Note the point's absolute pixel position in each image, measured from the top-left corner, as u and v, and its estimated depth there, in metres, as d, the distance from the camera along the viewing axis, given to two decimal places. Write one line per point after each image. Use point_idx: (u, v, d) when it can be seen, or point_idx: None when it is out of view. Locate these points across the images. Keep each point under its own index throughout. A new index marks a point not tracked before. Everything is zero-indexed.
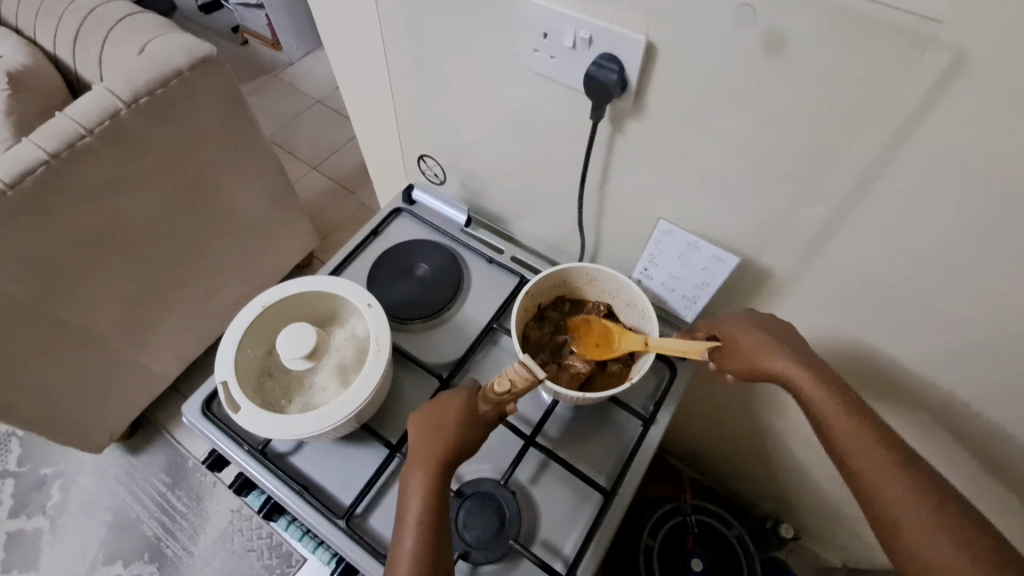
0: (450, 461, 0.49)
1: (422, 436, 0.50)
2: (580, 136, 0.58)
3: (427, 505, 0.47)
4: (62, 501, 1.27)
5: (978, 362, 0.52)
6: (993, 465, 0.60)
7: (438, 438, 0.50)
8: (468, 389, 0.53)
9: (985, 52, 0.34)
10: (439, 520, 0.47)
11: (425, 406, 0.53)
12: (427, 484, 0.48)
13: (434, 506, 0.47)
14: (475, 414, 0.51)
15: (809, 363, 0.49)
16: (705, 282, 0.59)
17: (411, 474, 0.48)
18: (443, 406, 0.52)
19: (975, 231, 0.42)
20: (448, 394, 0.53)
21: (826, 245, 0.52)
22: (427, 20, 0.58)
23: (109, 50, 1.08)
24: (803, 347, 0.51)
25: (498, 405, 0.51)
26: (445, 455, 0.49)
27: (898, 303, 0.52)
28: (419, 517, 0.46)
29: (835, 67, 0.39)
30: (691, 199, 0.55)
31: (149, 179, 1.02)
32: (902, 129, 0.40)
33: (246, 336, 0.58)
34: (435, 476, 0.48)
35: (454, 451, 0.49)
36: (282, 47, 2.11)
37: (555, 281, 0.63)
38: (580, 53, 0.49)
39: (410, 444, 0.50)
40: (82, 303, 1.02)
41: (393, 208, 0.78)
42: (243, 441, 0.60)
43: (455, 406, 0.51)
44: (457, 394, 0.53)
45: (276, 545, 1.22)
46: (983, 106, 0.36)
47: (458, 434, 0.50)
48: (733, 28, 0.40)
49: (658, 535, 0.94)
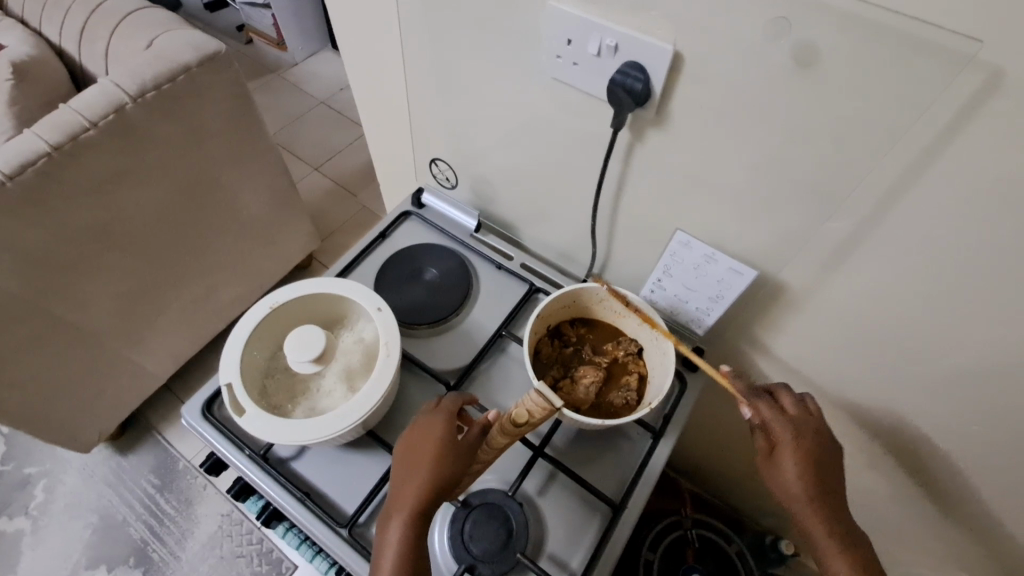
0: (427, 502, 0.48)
1: (406, 471, 0.50)
2: (596, 146, 0.58)
3: (401, 557, 0.46)
4: (47, 501, 1.24)
5: (993, 382, 0.51)
6: (1005, 486, 0.59)
7: (416, 480, 0.49)
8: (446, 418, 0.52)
9: (1021, 72, 0.34)
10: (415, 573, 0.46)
11: (409, 435, 0.52)
12: (405, 531, 0.47)
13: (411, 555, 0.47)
14: (454, 440, 0.51)
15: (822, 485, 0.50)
16: (720, 295, 0.59)
17: (389, 523, 0.48)
18: (420, 443, 0.51)
19: (999, 251, 0.42)
20: (427, 422, 0.52)
21: (845, 260, 0.51)
22: (447, 23, 0.58)
23: (116, 44, 1.07)
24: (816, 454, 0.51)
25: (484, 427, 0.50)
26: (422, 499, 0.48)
27: (914, 323, 0.52)
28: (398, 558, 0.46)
29: (865, 83, 0.39)
30: (708, 212, 0.55)
31: (150, 175, 1.01)
32: (930, 146, 0.40)
33: (252, 337, 0.57)
34: (414, 519, 0.48)
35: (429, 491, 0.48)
36: (286, 47, 2.10)
37: (564, 302, 0.62)
38: (605, 62, 0.49)
39: (395, 478, 0.50)
40: (77, 298, 1.00)
41: (402, 211, 0.77)
42: (245, 446, 0.59)
43: (433, 440, 0.51)
44: (436, 427, 0.51)
45: (266, 551, 1.19)
46: (1015, 127, 0.36)
47: (439, 471, 0.49)
48: (767, 41, 0.40)
49: (658, 549, 0.92)
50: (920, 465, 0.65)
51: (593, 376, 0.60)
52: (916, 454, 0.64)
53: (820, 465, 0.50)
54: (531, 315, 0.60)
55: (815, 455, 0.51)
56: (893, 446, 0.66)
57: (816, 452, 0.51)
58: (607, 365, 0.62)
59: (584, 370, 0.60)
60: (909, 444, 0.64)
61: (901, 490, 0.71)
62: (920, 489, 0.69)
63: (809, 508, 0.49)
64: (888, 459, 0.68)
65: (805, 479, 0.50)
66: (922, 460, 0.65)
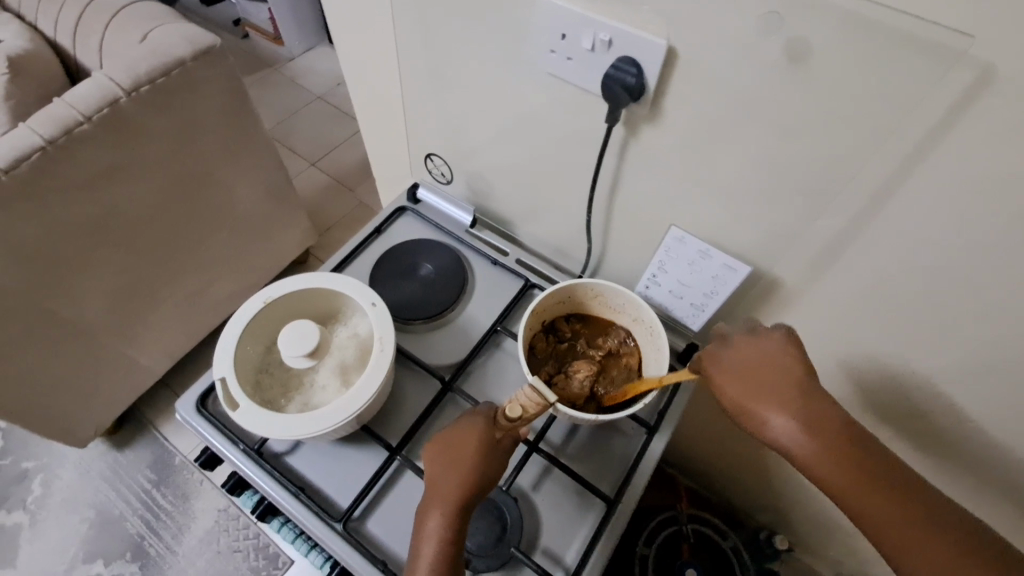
0: (464, 502, 0.49)
1: (444, 469, 0.50)
2: (591, 142, 0.58)
3: (440, 554, 0.47)
4: (44, 496, 1.24)
5: (984, 377, 0.52)
6: (998, 480, 0.60)
7: (454, 477, 0.49)
8: (484, 416, 0.52)
9: (1012, 68, 0.34)
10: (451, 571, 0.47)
11: (444, 434, 0.53)
12: (444, 529, 0.48)
13: (449, 553, 0.47)
14: (495, 438, 0.51)
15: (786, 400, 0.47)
16: (714, 291, 0.59)
17: (428, 515, 0.48)
18: (457, 441, 0.51)
19: (990, 247, 0.42)
20: (465, 422, 0.53)
21: (840, 256, 0.51)
22: (442, 17, 0.57)
23: (110, 38, 1.06)
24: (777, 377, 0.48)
25: (512, 431, 0.51)
26: (460, 499, 0.49)
27: (906, 320, 0.52)
28: (436, 557, 0.47)
29: (858, 80, 0.38)
30: (702, 208, 0.55)
31: (146, 169, 1.00)
32: (922, 143, 0.40)
33: (246, 332, 0.57)
34: (453, 517, 0.48)
35: (467, 491, 0.49)
36: (282, 42, 2.10)
37: (558, 297, 0.62)
38: (599, 56, 0.49)
39: (432, 477, 0.51)
40: (72, 293, 1.00)
41: (397, 206, 0.77)
42: (240, 440, 0.59)
43: (472, 439, 0.51)
44: (474, 425, 0.52)
45: (263, 545, 1.20)
46: (1006, 123, 0.36)
47: (480, 469, 0.50)
48: (760, 36, 0.40)
49: (653, 544, 0.93)
50: (912, 459, 0.66)
51: (587, 370, 0.59)
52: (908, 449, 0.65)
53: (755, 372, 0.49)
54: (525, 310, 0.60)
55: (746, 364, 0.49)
56: (887, 441, 0.66)
57: (755, 360, 0.49)
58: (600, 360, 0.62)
59: (577, 364, 0.60)
60: (899, 439, 0.65)
61: None
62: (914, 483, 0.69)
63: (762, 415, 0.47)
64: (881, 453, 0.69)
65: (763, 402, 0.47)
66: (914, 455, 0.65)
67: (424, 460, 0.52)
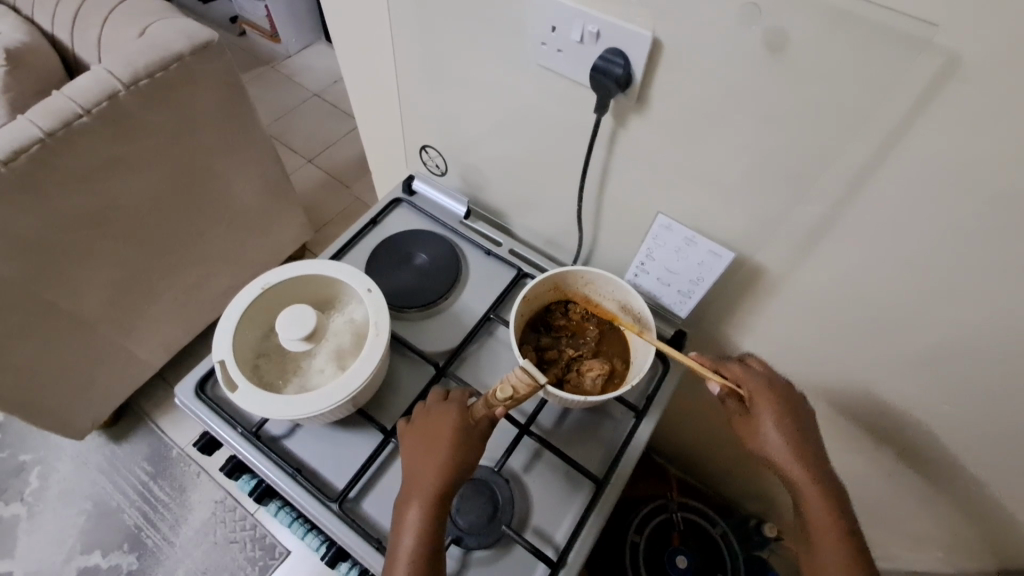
0: (443, 492, 0.50)
1: (421, 461, 0.52)
2: (581, 133, 0.59)
3: (421, 541, 0.48)
4: (41, 488, 1.25)
5: (958, 359, 0.54)
6: (978, 461, 0.62)
7: (432, 467, 0.51)
8: (459, 405, 0.54)
9: (975, 58, 0.36)
10: (432, 556, 0.48)
11: (422, 424, 0.54)
12: (423, 518, 0.49)
13: (429, 541, 0.49)
14: (471, 421, 0.53)
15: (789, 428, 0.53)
16: (700, 277, 0.61)
17: (409, 506, 0.50)
18: (436, 430, 0.53)
19: (960, 231, 0.44)
20: (440, 409, 0.54)
21: (819, 243, 0.53)
22: (437, 12, 0.59)
23: (109, 32, 1.07)
24: (791, 407, 0.54)
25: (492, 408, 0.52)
26: (439, 489, 0.50)
27: (882, 305, 0.54)
28: (416, 545, 0.48)
29: (833, 69, 0.40)
30: (689, 197, 0.56)
31: (143, 162, 1.01)
32: (894, 131, 0.41)
33: (245, 318, 0.58)
34: (433, 507, 0.49)
35: (445, 480, 0.50)
36: (280, 40, 2.11)
37: (550, 285, 0.63)
38: (587, 48, 0.50)
39: (411, 470, 0.52)
40: (70, 284, 1.01)
41: (393, 198, 0.79)
42: (238, 424, 0.60)
43: (448, 427, 0.53)
44: (451, 413, 0.54)
45: (260, 536, 1.21)
46: (971, 111, 0.38)
47: (457, 457, 0.51)
48: (740, 27, 0.42)
49: (644, 531, 0.95)
50: (893, 440, 0.68)
51: (597, 366, 0.61)
52: (890, 431, 0.67)
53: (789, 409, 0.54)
54: (517, 297, 0.61)
55: (783, 399, 0.54)
56: (870, 422, 0.68)
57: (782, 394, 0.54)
58: (595, 349, 0.63)
59: (589, 363, 0.61)
60: (882, 422, 0.67)
61: (877, 466, 0.74)
62: (896, 467, 0.71)
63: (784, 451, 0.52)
64: (864, 438, 0.71)
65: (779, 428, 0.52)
66: (895, 437, 0.67)
67: (403, 450, 0.54)
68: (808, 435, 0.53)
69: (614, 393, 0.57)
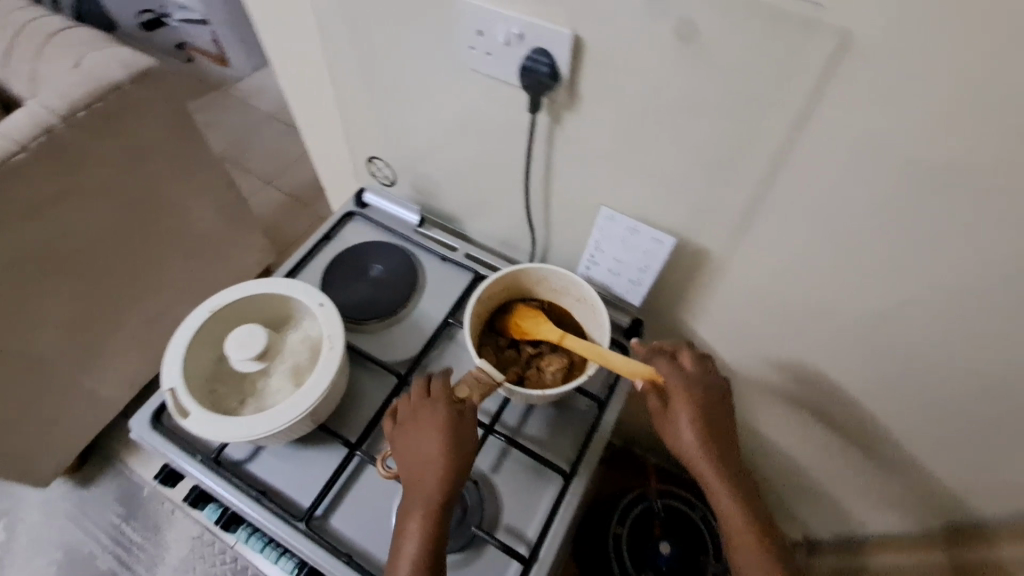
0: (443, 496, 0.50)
1: (416, 466, 0.51)
2: (521, 134, 0.60)
3: (424, 547, 0.48)
4: (8, 542, 1.20)
5: (897, 323, 0.56)
6: (929, 419, 0.64)
7: (429, 472, 0.50)
8: (445, 404, 0.53)
9: (867, 34, 0.38)
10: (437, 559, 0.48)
11: (410, 428, 0.53)
12: (426, 524, 0.49)
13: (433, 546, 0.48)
14: (462, 421, 0.53)
15: (708, 436, 0.54)
16: (647, 265, 0.62)
17: (409, 514, 0.49)
18: (426, 433, 0.52)
19: (879, 198, 0.46)
20: (428, 411, 0.53)
21: (755, 223, 0.54)
22: (368, 25, 0.60)
23: (43, 67, 1.05)
24: (711, 412, 0.55)
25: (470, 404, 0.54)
26: (439, 494, 0.50)
27: (820, 277, 0.56)
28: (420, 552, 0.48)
29: (741, 53, 0.42)
30: (629, 187, 0.58)
31: (89, 195, 0.99)
32: (804, 109, 0.43)
33: (194, 344, 0.57)
34: (434, 512, 0.49)
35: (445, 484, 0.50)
36: (228, 63, 2.08)
37: (503, 284, 0.64)
38: (513, 50, 0.51)
39: (407, 476, 0.51)
40: (20, 326, 0.97)
41: (345, 211, 0.79)
42: (197, 452, 0.59)
43: (439, 430, 0.52)
44: (438, 416, 0.53)
45: (241, 569, 1.18)
46: (870, 84, 0.40)
47: (454, 460, 0.51)
48: (651, 20, 0.43)
49: (626, 522, 0.96)
50: (850, 409, 0.70)
51: (555, 361, 0.61)
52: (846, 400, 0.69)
53: (716, 422, 0.55)
54: (471, 299, 0.62)
55: (712, 412, 0.55)
56: (826, 394, 0.70)
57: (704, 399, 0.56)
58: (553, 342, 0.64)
59: (547, 358, 0.62)
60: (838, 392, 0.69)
61: (839, 436, 0.76)
62: (859, 435, 0.73)
63: (706, 462, 0.54)
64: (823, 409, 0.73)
65: (700, 436, 0.54)
66: (852, 405, 0.69)
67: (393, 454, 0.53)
68: (726, 438, 0.55)
69: (572, 385, 0.58)
